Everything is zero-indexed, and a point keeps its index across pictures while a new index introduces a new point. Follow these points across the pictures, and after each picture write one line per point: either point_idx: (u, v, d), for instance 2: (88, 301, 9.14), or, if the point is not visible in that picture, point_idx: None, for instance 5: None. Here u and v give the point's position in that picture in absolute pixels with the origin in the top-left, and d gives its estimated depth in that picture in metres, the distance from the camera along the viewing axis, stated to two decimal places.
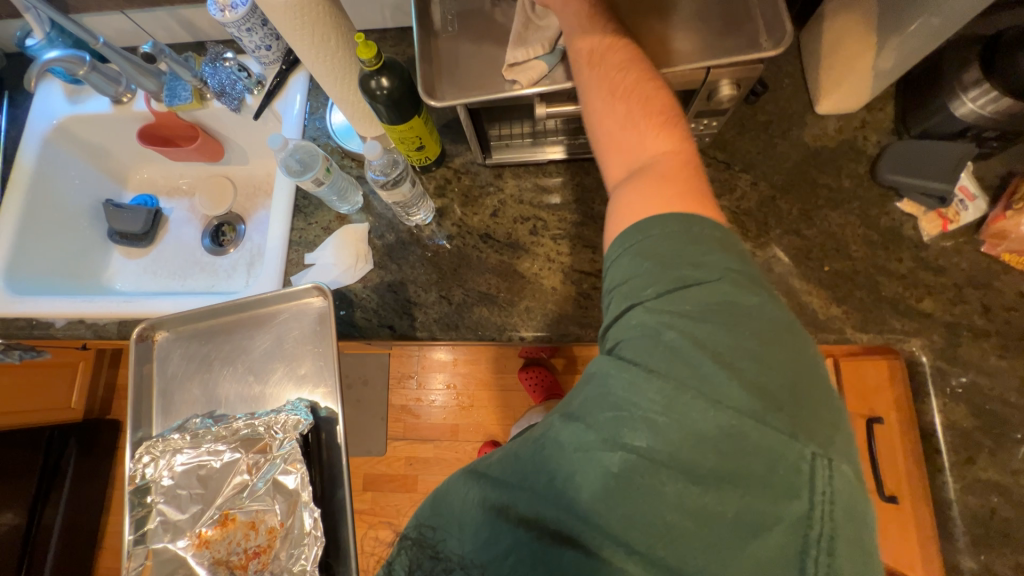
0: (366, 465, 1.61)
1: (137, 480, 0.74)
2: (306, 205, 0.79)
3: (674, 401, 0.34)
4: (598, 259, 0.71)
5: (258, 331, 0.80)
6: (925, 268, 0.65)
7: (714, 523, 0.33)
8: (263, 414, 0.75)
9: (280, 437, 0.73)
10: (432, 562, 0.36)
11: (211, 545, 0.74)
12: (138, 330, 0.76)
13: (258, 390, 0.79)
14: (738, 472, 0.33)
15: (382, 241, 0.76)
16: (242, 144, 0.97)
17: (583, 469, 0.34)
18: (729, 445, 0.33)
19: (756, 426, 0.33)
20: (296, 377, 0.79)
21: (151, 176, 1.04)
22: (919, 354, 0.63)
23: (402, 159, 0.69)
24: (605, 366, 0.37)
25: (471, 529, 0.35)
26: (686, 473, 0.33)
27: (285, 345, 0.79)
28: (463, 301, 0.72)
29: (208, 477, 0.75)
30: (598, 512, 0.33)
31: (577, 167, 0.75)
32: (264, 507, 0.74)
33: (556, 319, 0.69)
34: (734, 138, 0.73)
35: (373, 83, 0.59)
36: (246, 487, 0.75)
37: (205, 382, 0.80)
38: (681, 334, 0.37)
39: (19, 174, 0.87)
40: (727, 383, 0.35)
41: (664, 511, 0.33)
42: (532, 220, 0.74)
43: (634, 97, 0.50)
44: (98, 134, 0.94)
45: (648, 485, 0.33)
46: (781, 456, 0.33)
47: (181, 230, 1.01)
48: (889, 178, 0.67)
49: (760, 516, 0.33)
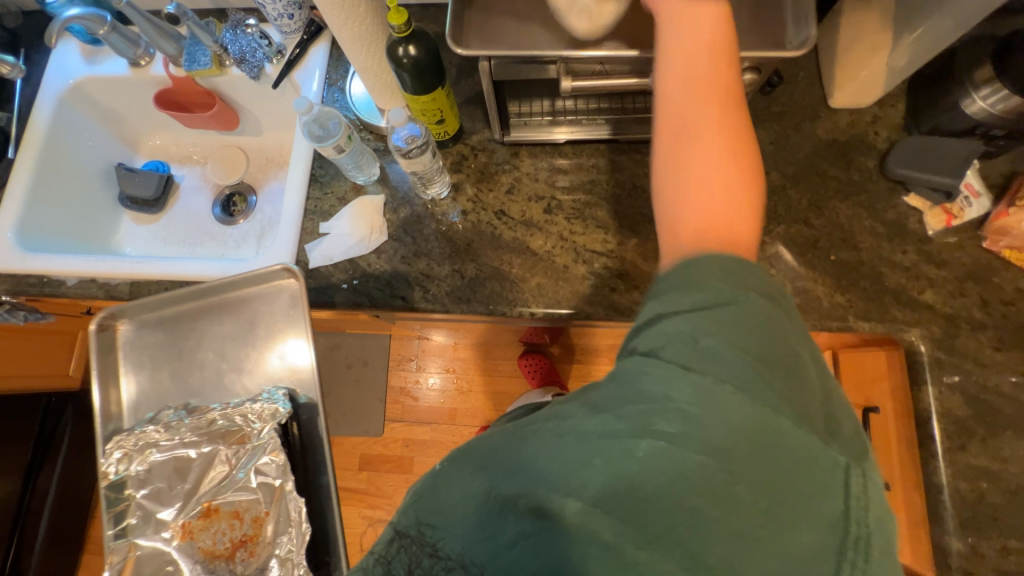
0: (362, 445, 1.63)
1: (112, 475, 0.73)
2: (321, 175, 0.79)
3: (712, 398, 0.35)
4: (610, 241, 0.72)
5: (227, 318, 0.81)
6: (928, 261, 0.67)
7: (742, 516, 0.33)
8: (237, 404, 0.76)
9: (258, 427, 0.74)
10: (432, 560, 0.37)
11: (196, 536, 0.74)
12: (98, 319, 0.76)
13: (230, 376, 0.81)
14: (773, 471, 0.34)
15: (398, 213, 0.77)
16: (258, 115, 0.98)
17: (610, 457, 0.34)
18: (765, 441, 0.34)
19: (791, 427, 0.35)
20: (267, 361, 0.81)
21: (164, 143, 1.04)
22: (918, 344, 0.65)
23: (426, 131, 0.68)
24: (638, 362, 0.38)
25: (470, 520, 0.36)
26: (716, 464, 0.33)
27: (258, 327, 0.81)
28: (476, 276, 0.73)
29: (184, 468, 0.75)
30: (624, 494, 0.33)
31: (594, 148, 0.76)
32: (248, 497, 0.75)
33: (567, 297, 0.71)
34: (748, 128, 0.74)
35: (399, 50, 0.60)
36: (227, 477, 0.75)
37: (174, 371, 0.81)
38: (719, 340, 0.37)
39: (33, 132, 0.87)
40: (764, 389, 0.35)
41: (687, 494, 0.33)
42: (547, 199, 0.75)
43: (711, 102, 0.45)
44: (113, 97, 0.94)
45: (678, 471, 0.33)
46: (813, 456, 0.35)
47: (191, 199, 1.01)
48: (899, 171, 0.68)
49: (788, 512, 0.34)
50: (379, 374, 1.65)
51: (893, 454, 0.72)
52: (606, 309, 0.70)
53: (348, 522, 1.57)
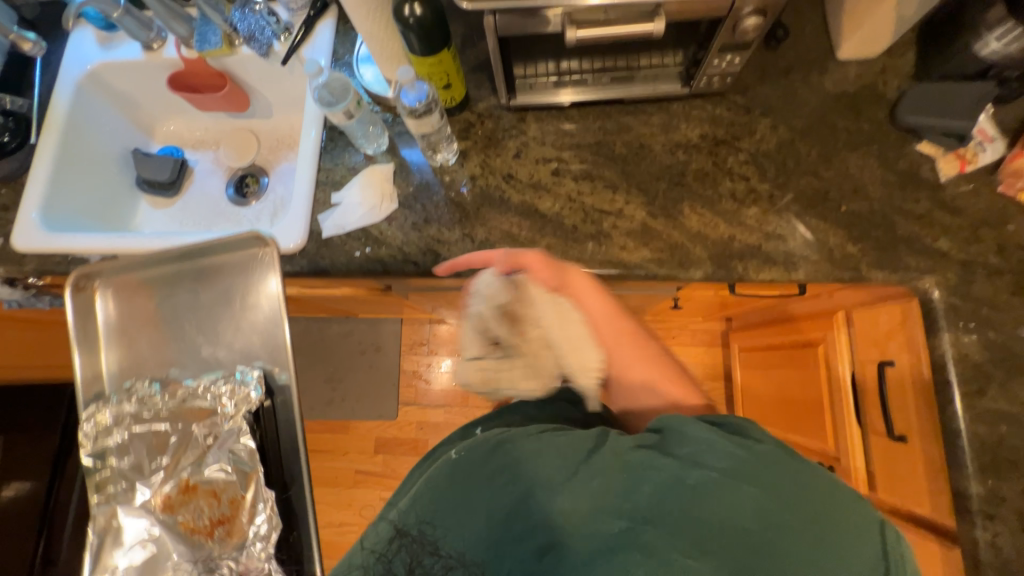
0: (377, 429, 1.65)
1: (89, 443, 0.70)
2: (332, 147, 0.81)
3: (744, 448, 0.49)
4: (618, 199, 0.73)
5: (203, 286, 0.77)
6: (941, 208, 0.67)
7: (788, 531, 0.44)
8: (210, 379, 0.71)
9: (228, 408, 0.69)
10: (432, 557, 0.50)
11: (175, 510, 0.68)
12: (73, 278, 0.74)
13: (207, 349, 0.76)
14: (801, 505, 0.45)
15: (408, 181, 0.78)
16: (268, 96, 1.00)
17: (656, 482, 0.47)
18: (790, 481, 0.46)
19: (812, 471, 0.48)
20: (244, 336, 0.75)
21: (178, 129, 1.06)
22: (932, 291, 0.65)
23: (434, 93, 0.67)
24: (679, 421, 0.52)
25: (487, 522, 0.49)
26: (745, 491, 0.45)
27: (235, 300, 0.76)
28: (486, 239, 0.74)
29: (162, 441, 0.70)
30: (663, 510, 0.45)
31: (599, 111, 0.77)
32: (222, 478, 0.68)
33: (577, 255, 0.71)
34: (755, 84, 0.74)
35: (405, 9, 0.61)
36: (200, 456, 0.69)
37: (153, 339, 0.77)
38: (740, 426, 0.52)
39: (53, 117, 0.89)
40: (781, 451, 0.49)
41: (725, 511, 0.44)
42: (553, 161, 0.76)
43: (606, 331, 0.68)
44: (128, 82, 0.97)
45: (717, 493, 0.45)
46: (834, 493, 0.46)
47: (206, 181, 1.03)
48: (910, 119, 0.68)
49: (824, 541, 0.43)
50: (391, 360, 1.67)
51: (909, 406, 0.71)
52: (615, 266, 0.70)
53: (366, 504, 1.60)
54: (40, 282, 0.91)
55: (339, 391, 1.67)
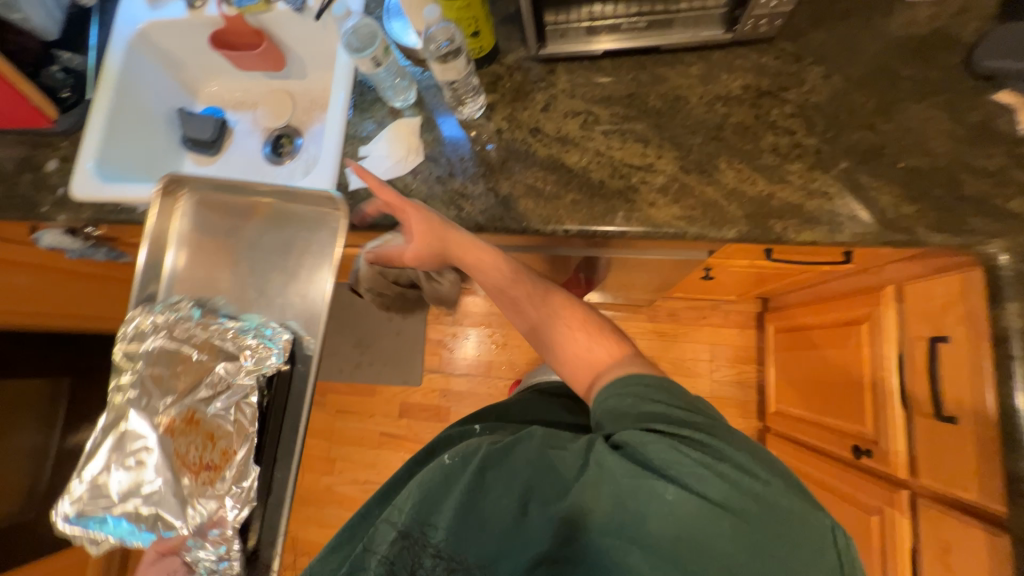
0: (402, 394, 1.70)
1: (122, 339, 0.66)
2: (362, 101, 0.81)
3: (717, 470, 0.54)
4: (649, 154, 0.69)
5: (271, 230, 0.74)
6: (1017, 165, 0.60)
7: (753, 546, 0.50)
8: (245, 326, 0.68)
9: (248, 361, 0.66)
10: (432, 559, 0.52)
11: (175, 438, 0.64)
12: (163, 180, 0.70)
13: (257, 295, 0.73)
14: (765, 525, 0.51)
15: (434, 135, 0.77)
16: (302, 56, 1.02)
17: (640, 501, 0.52)
18: (756, 502, 0.52)
19: (779, 491, 0.53)
20: (288, 295, 0.73)
21: (219, 90, 1.10)
22: (1000, 256, 0.59)
23: (458, 37, 0.65)
24: (658, 439, 0.56)
25: (485, 529, 0.53)
26: (716, 513, 0.51)
27: (290, 256, 0.74)
28: (510, 194, 0.72)
29: (187, 366, 0.67)
30: (643, 527, 0.51)
31: (633, 62, 0.73)
32: (225, 422, 0.65)
33: (602, 212, 0.69)
34: (809, 30, 0.69)
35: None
36: (222, 394, 0.66)
37: (216, 264, 0.73)
38: (715, 445, 0.57)
39: (107, 74, 0.94)
40: (753, 472, 0.54)
41: (697, 531, 0.50)
42: (583, 114, 0.73)
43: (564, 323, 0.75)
44: (173, 42, 1.01)
45: (690, 514, 0.51)
46: (796, 510, 0.52)
47: (244, 141, 1.06)
48: (990, 64, 0.60)
49: (782, 551, 0.50)
50: (417, 328, 1.70)
51: (964, 385, 0.65)
52: (643, 224, 0.67)
53: (390, 465, 1.66)
54: (96, 232, 0.97)
55: (367, 357, 1.72)
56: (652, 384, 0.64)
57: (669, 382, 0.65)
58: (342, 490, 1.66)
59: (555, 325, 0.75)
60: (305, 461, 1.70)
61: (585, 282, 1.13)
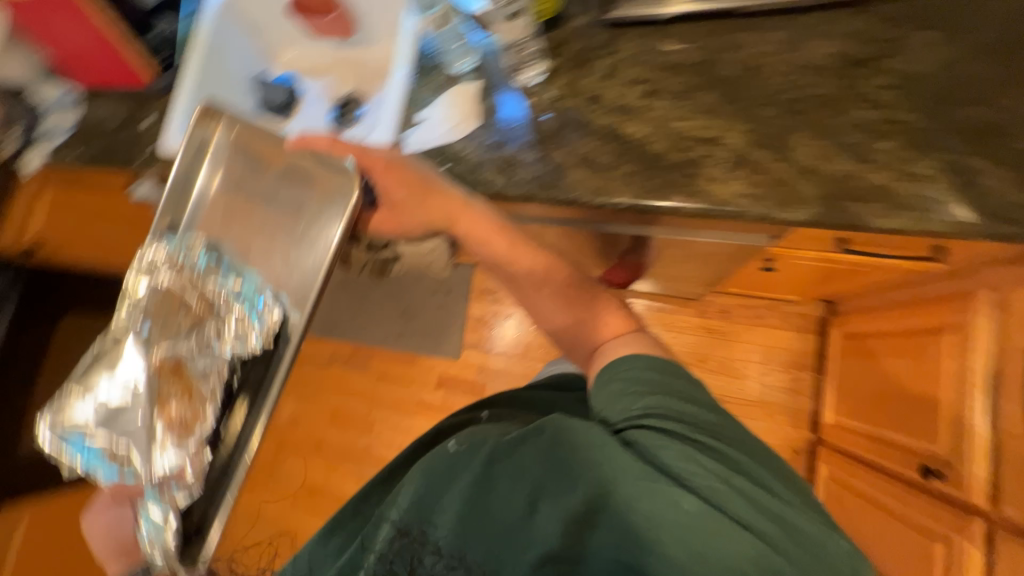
0: (440, 366, 1.74)
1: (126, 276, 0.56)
2: (426, 67, 0.81)
3: (731, 484, 0.51)
4: (713, 126, 0.65)
5: (301, 183, 0.59)
6: None
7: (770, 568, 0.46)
8: (245, 290, 0.55)
9: (229, 336, 0.54)
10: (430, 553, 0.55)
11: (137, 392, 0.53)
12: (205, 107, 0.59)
13: (276, 260, 0.58)
14: (782, 546, 0.48)
15: (489, 102, 0.76)
16: (373, 25, 1.06)
17: (654, 509, 0.48)
18: (772, 521, 0.49)
19: (796, 513, 0.51)
20: (294, 269, 0.57)
21: (292, 58, 1.15)
22: None
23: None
24: (671, 441, 0.53)
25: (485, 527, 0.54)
26: (732, 528, 0.48)
27: (305, 221, 0.58)
28: (562, 162, 0.70)
29: (172, 313, 0.55)
30: (656, 538, 0.47)
31: (706, 26, 0.69)
32: (195, 397, 0.53)
33: (657, 186, 0.65)
34: None
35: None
36: (202, 357, 0.54)
37: (242, 216, 0.60)
38: (729, 457, 0.54)
39: (198, 39, 1.01)
40: (768, 491, 0.52)
41: (712, 546, 0.47)
42: (646, 82, 0.70)
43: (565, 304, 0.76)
44: (257, 11, 1.07)
45: (706, 527, 0.47)
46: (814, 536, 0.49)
47: (313, 107, 1.08)
48: None
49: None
50: (459, 303, 1.74)
51: None
52: (701, 201, 0.63)
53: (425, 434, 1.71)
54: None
55: (411, 326, 1.78)
56: (656, 375, 0.60)
57: (687, 376, 0.60)
58: (379, 451, 1.75)
59: (567, 313, 0.76)
60: (346, 420, 1.81)
61: (631, 267, 1.09)
